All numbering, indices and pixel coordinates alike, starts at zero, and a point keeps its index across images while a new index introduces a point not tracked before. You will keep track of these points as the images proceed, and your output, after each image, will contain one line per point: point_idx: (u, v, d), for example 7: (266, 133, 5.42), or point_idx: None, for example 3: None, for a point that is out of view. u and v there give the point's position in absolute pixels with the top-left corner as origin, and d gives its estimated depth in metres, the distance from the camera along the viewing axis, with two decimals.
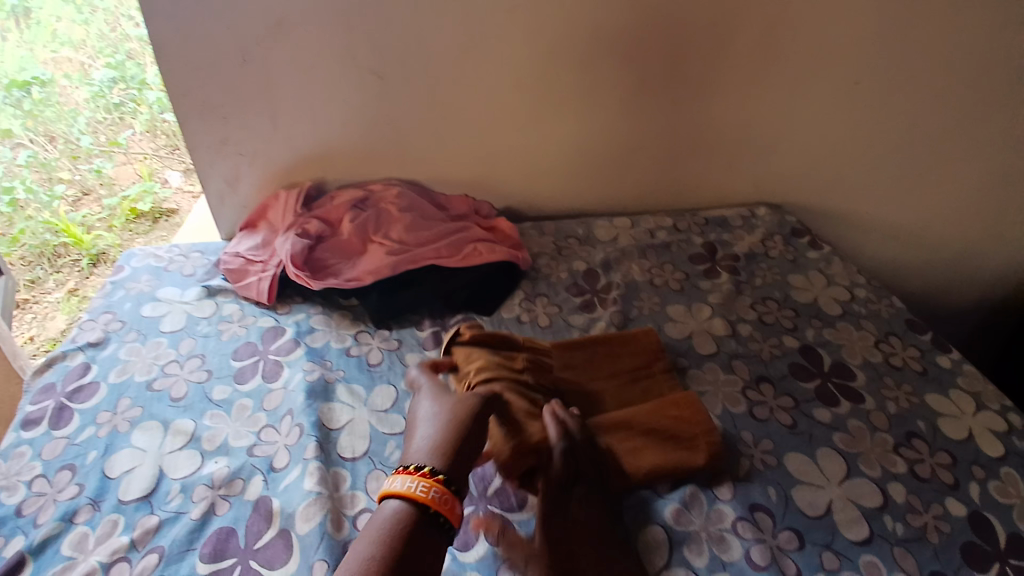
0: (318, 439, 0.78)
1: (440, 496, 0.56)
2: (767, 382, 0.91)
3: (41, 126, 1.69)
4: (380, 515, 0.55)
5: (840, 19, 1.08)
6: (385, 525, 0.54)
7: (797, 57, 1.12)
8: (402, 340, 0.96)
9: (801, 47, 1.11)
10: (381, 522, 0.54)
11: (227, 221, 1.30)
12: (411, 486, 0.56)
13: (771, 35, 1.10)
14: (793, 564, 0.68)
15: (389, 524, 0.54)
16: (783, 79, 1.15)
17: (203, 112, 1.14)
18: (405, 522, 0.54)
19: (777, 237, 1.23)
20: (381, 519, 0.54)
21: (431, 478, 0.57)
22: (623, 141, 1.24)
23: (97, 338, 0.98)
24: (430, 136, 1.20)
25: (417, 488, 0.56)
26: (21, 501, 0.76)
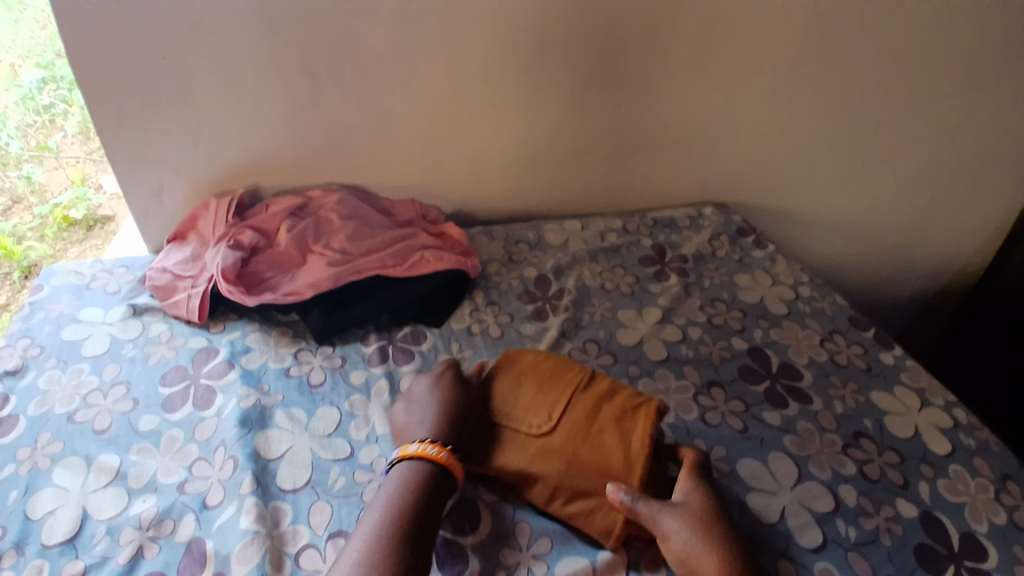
0: (254, 472, 0.73)
1: (451, 458, 0.69)
2: (718, 386, 0.91)
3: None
4: (394, 476, 0.69)
5: (776, 22, 1.09)
6: (398, 482, 0.67)
7: (737, 61, 1.14)
8: (346, 357, 0.91)
9: (739, 48, 1.12)
10: (399, 478, 0.68)
11: (152, 234, 1.21)
12: (424, 450, 0.70)
13: (712, 39, 1.11)
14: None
15: (403, 479, 0.68)
16: (724, 81, 1.16)
17: (121, 119, 1.06)
18: (419, 478, 0.67)
19: (723, 238, 1.25)
20: (396, 480, 0.68)
21: (440, 444, 0.71)
22: (571, 142, 1.22)
23: (15, 366, 0.90)
24: (371, 138, 1.15)
25: (429, 450, 0.70)
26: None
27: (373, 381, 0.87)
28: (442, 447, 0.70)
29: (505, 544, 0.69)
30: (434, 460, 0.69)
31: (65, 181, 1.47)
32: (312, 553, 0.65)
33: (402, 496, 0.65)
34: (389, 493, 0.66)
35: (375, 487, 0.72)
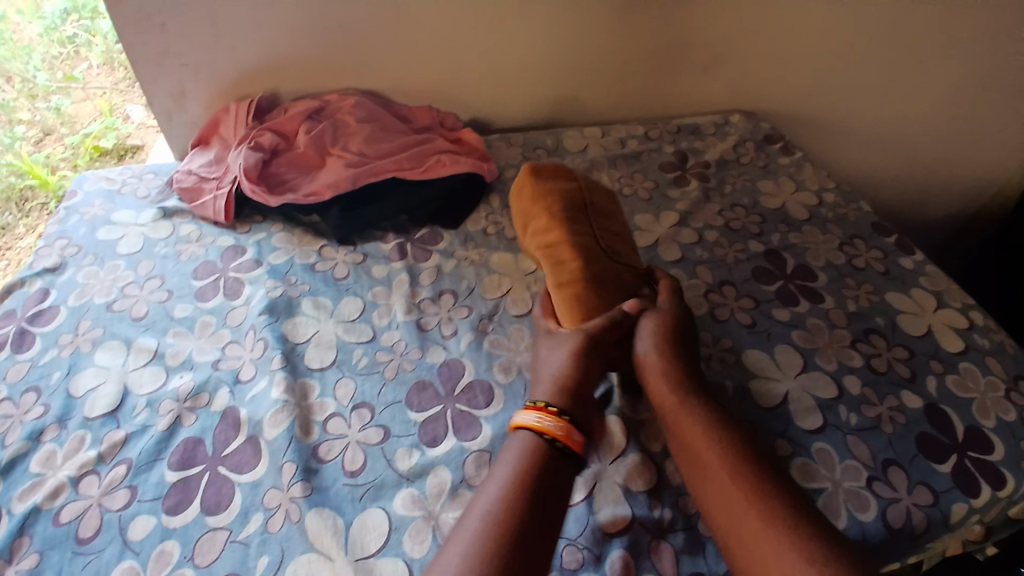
0: (283, 351, 0.78)
1: (568, 434, 0.61)
2: (730, 285, 0.91)
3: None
4: (514, 444, 0.62)
5: None
6: (517, 461, 0.59)
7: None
8: (367, 253, 0.95)
9: None
10: (516, 461, 0.59)
11: (178, 141, 1.23)
12: (537, 420, 0.62)
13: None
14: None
15: (525, 461, 0.59)
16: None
17: (138, 23, 1.05)
18: (536, 462, 0.59)
19: (749, 144, 1.21)
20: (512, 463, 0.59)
21: (555, 414, 0.62)
22: (592, 45, 1.18)
23: (54, 264, 0.95)
24: (387, 41, 1.13)
25: (547, 423, 0.61)
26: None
27: (394, 275, 0.91)
28: (558, 419, 0.62)
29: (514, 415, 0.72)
30: (553, 437, 0.61)
31: (93, 112, 1.55)
32: (338, 421, 0.71)
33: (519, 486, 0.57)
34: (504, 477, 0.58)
35: (395, 365, 0.77)
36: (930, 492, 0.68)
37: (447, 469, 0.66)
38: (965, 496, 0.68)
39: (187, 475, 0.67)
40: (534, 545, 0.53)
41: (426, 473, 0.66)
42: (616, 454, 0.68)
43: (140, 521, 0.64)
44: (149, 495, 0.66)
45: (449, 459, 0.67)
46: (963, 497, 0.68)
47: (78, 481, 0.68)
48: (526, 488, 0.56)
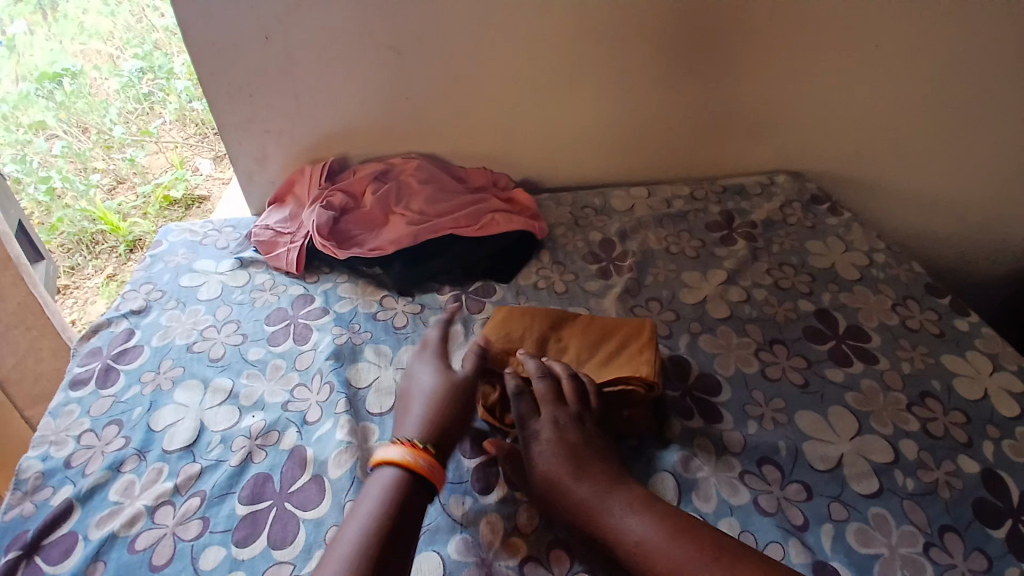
0: (347, 396, 0.83)
1: (430, 467, 0.66)
2: (780, 344, 0.92)
3: (75, 117, 1.84)
4: (378, 479, 0.66)
5: None
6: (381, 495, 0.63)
7: (814, 22, 1.11)
8: (425, 305, 1.00)
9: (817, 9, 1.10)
10: (378, 493, 0.64)
11: (256, 198, 1.35)
12: (405, 456, 0.66)
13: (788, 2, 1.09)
14: (798, 510, 0.70)
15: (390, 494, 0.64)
16: (801, 44, 1.14)
17: (231, 93, 1.19)
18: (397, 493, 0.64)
19: (796, 205, 1.23)
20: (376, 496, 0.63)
21: (419, 449, 0.67)
22: (639, 112, 1.24)
23: (140, 306, 1.05)
24: (450, 109, 1.23)
25: (408, 456, 0.66)
26: (70, 453, 0.82)
27: (450, 325, 0.95)
28: (420, 453, 0.67)
29: None
30: (416, 469, 0.65)
31: (165, 164, 1.87)
32: None
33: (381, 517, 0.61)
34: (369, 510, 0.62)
35: None
36: (985, 557, 0.65)
37: (500, 516, 0.68)
38: (1017, 560, 0.65)
39: (256, 508, 0.71)
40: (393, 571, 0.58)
41: (480, 519, 0.68)
42: None
43: (210, 552, 0.68)
44: (220, 527, 0.70)
45: (502, 509, 0.69)
46: (1015, 562, 0.65)
47: (155, 510, 0.73)
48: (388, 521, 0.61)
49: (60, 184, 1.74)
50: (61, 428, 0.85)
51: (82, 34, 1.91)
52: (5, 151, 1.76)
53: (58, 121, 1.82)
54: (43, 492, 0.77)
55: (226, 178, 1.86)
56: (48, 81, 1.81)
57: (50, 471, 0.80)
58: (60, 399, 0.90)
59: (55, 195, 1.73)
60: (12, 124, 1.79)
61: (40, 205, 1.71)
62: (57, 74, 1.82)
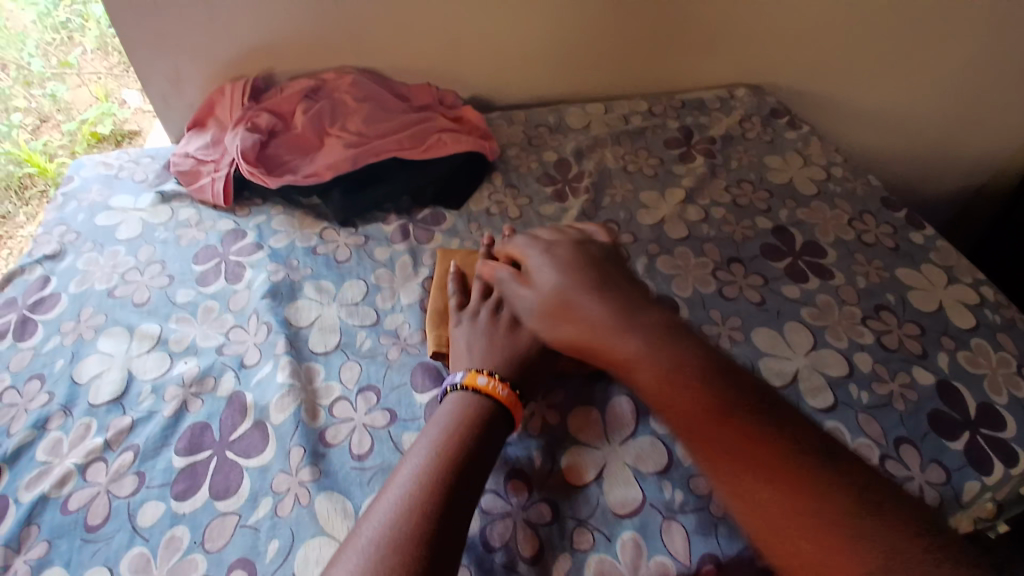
0: (287, 335, 0.77)
1: (514, 399, 0.63)
2: (738, 262, 0.90)
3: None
4: (448, 411, 0.62)
5: None
6: (453, 427, 0.59)
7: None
8: (370, 236, 0.93)
9: None
10: (445, 424, 0.60)
11: (175, 124, 1.21)
12: (489, 384, 0.63)
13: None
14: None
15: (459, 427, 0.59)
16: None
17: (130, 2, 1.02)
18: (466, 427, 0.59)
19: (755, 119, 1.19)
20: (441, 431, 0.59)
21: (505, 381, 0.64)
22: (596, 20, 1.14)
23: (54, 250, 0.94)
24: (388, 19, 1.10)
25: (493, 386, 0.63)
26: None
27: (397, 257, 0.89)
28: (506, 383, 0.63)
29: None
30: (495, 398, 0.62)
31: (89, 98, 1.60)
32: (344, 404, 0.71)
33: (447, 451, 0.57)
34: (437, 442, 0.58)
35: (398, 348, 0.77)
36: (943, 470, 0.68)
37: None
38: (978, 474, 0.68)
39: (196, 460, 0.67)
40: (451, 511, 0.53)
41: None
42: (626, 434, 0.68)
43: (149, 508, 0.64)
44: (157, 481, 0.66)
45: None
46: (976, 475, 0.68)
47: (86, 468, 0.68)
48: (455, 457, 0.57)
49: None
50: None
51: None
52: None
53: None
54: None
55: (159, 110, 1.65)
56: None
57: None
58: None
59: None
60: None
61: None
62: None
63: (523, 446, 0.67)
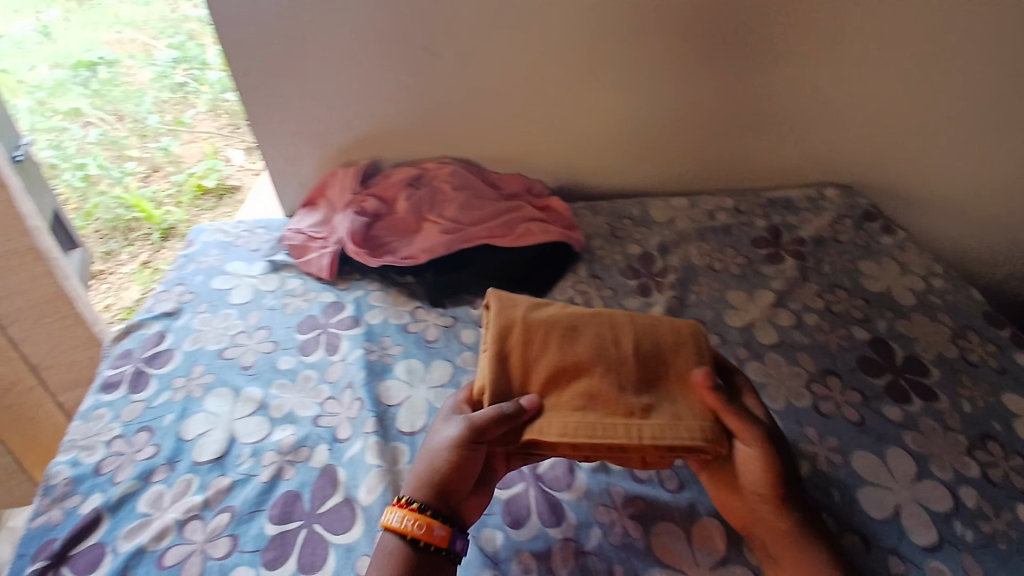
0: (377, 414, 0.80)
1: (418, 523, 0.59)
2: (834, 376, 0.86)
3: (110, 104, 1.98)
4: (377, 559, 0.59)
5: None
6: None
7: (872, 26, 1.06)
8: (457, 317, 0.97)
9: (865, 19, 1.05)
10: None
11: (289, 199, 1.33)
12: (390, 519, 0.61)
13: (840, 8, 1.04)
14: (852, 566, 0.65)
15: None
16: (856, 49, 1.09)
17: (263, 95, 1.16)
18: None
19: (847, 222, 1.17)
20: None
21: (408, 507, 0.61)
22: (681, 118, 1.20)
23: (172, 308, 1.04)
24: (485, 113, 1.19)
25: (394, 518, 0.60)
26: (100, 460, 0.81)
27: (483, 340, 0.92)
28: (402, 508, 0.61)
29: (599, 501, 0.70)
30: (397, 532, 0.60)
31: (198, 154, 1.94)
32: None
33: None
34: None
35: None
36: None
37: (532, 552, 0.65)
38: None
39: (286, 529, 0.69)
40: None
41: (511, 555, 0.65)
42: (715, 559, 0.64)
43: (240, 572, 0.66)
44: (248, 546, 0.68)
45: (534, 546, 0.65)
46: None
47: (183, 524, 0.72)
48: None
49: (95, 171, 1.82)
50: (92, 432, 0.85)
51: (114, 26, 2.15)
52: (44, 137, 1.84)
53: (93, 107, 1.95)
54: (70, 498, 0.77)
55: (259, 169, 1.92)
56: (83, 69, 1.99)
57: (80, 477, 0.79)
58: (92, 403, 0.90)
59: (91, 182, 1.80)
60: (48, 110, 1.90)
61: (76, 190, 1.78)
62: (91, 63, 2.00)
63: (605, 557, 0.64)
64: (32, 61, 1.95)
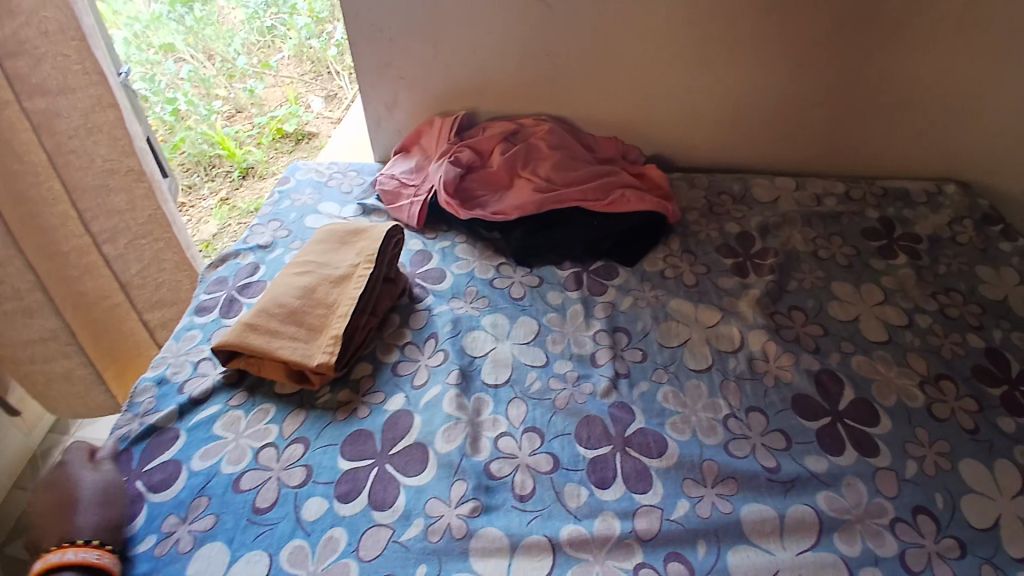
0: (461, 365, 0.81)
1: (105, 557, 0.63)
2: (947, 380, 0.80)
3: (202, 43, 1.97)
4: None
5: None
6: None
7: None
8: (543, 277, 0.96)
9: None
10: None
11: (381, 145, 1.34)
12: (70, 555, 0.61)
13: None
14: (951, 569, 0.61)
15: None
16: (1016, 23, 0.96)
17: (370, 36, 1.16)
18: None
19: (967, 222, 1.06)
20: None
21: (93, 544, 0.63)
22: (798, 91, 1.11)
23: (266, 242, 1.05)
24: (589, 70, 1.15)
25: (85, 554, 0.62)
26: (183, 381, 0.83)
27: (569, 304, 0.91)
28: (85, 545, 0.63)
29: (689, 476, 0.69)
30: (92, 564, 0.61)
31: (280, 98, 2.04)
32: (508, 439, 0.73)
33: None
34: None
35: (567, 396, 0.77)
36: None
37: (616, 515, 0.66)
38: None
39: (358, 465, 0.71)
40: None
41: (596, 515, 0.66)
42: (803, 547, 0.63)
43: (313, 503, 0.68)
44: (323, 478, 0.70)
45: (619, 508, 0.66)
46: None
47: (259, 451, 0.74)
48: None
49: (185, 107, 1.84)
50: (182, 352, 0.87)
51: None
52: (137, 69, 1.87)
53: (185, 45, 1.95)
54: (151, 416, 0.79)
55: (335, 118, 2.01)
56: (180, 6, 1.95)
57: (162, 397, 0.81)
58: (185, 323, 0.92)
59: (179, 117, 1.83)
60: (145, 44, 1.91)
61: (164, 122, 1.82)
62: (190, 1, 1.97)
63: (688, 528, 0.64)
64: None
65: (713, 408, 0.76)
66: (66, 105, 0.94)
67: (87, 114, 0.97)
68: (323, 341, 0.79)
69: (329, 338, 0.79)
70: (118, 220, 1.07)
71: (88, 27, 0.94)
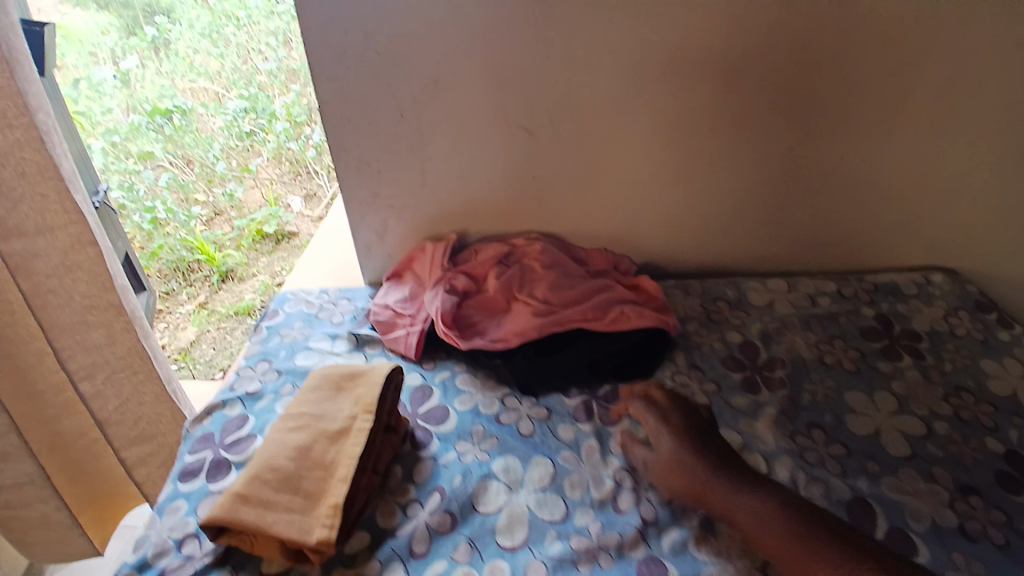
0: (469, 534, 0.75)
1: None
2: (974, 493, 0.78)
3: (181, 150, 1.94)
4: None
5: None
6: None
7: (994, 105, 1.01)
8: (551, 408, 0.93)
9: (987, 101, 1.00)
10: None
11: (371, 270, 1.33)
12: None
13: (964, 85, 1.00)
14: None
15: None
16: (975, 126, 1.03)
17: (359, 168, 1.18)
18: None
19: (962, 313, 1.07)
20: None
21: None
22: (779, 197, 1.15)
23: (255, 389, 1.00)
24: (575, 188, 1.17)
25: None
26: (164, 564, 0.75)
27: (583, 440, 0.87)
28: None
29: None
30: None
31: (260, 200, 2.03)
32: None
33: None
34: None
35: (592, 555, 0.72)
36: None
37: None
38: None
39: None
40: None
41: None
42: None
43: None
44: None
45: None
46: None
47: None
48: None
49: (163, 214, 1.83)
50: (165, 528, 0.79)
51: (192, 72, 2.02)
52: (115, 180, 1.83)
53: (164, 152, 1.92)
54: None
55: (315, 217, 2.05)
56: (159, 116, 1.90)
57: None
58: (168, 492, 0.85)
59: (158, 224, 1.83)
60: (121, 153, 1.86)
61: (142, 230, 1.82)
62: (168, 111, 1.91)
63: None
64: (111, 103, 1.83)
65: (749, 554, 0.71)
66: (44, 244, 0.89)
67: (66, 252, 0.92)
68: (322, 512, 0.72)
69: (328, 508, 0.72)
70: (96, 354, 1.00)
71: (68, 171, 0.91)
